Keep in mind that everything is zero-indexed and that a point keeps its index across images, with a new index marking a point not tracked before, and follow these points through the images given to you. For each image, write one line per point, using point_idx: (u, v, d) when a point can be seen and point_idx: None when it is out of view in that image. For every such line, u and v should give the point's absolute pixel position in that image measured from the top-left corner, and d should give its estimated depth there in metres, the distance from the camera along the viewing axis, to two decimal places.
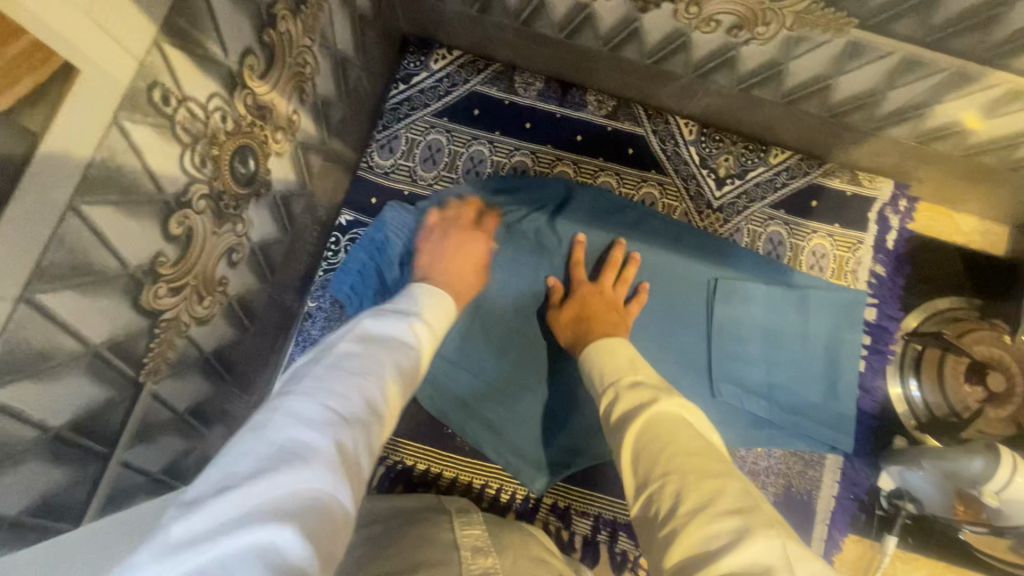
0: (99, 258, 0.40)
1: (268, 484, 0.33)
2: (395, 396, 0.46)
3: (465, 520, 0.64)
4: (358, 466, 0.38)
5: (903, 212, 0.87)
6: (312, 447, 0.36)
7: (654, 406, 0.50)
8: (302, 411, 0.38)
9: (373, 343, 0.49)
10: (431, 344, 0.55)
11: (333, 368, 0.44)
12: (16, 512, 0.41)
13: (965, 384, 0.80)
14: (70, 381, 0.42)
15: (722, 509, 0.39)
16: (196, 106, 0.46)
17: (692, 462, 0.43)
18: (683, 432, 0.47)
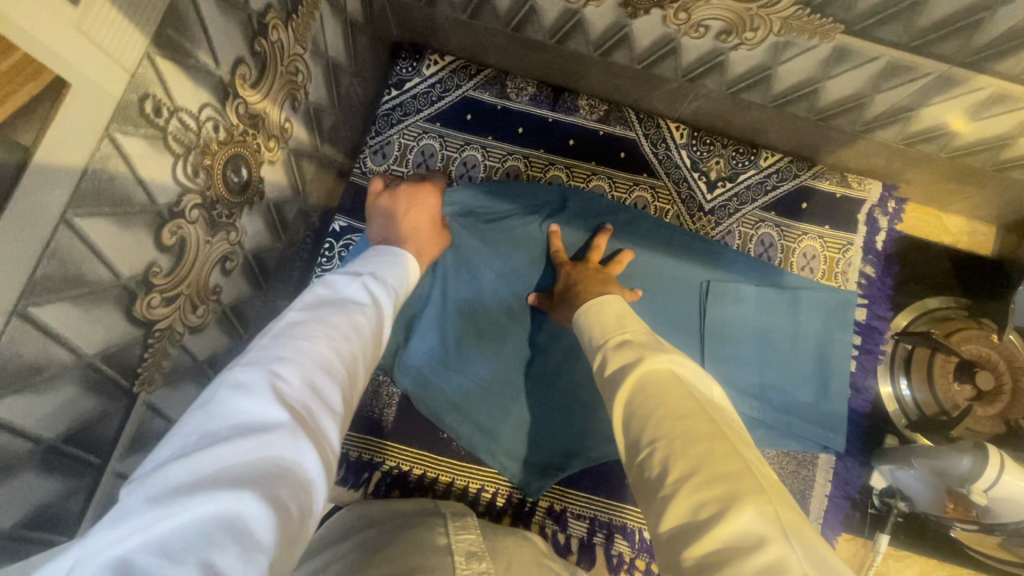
0: (91, 270, 0.40)
1: (220, 455, 0.33)
2: (354, 359, 0.47)
3: (460, 524, 0.64)
4: (318, 426, 0.39)
5: (892, 213, 0.88)
6: (266, 416, 0.36)
7: (642, 364, 0.50)
8: (249, 380, 0.38)
9: (327, 306, 0.49)
10: (388, 303, 0.56)
11: (282, 335, 0.44)
12: (11, 525, 0.41)
13: (954, 383, 0.81)
14: (64, 392, 0.42)
15: (711, 474, 0.40)
16: (188, 116, 0.46)
17: (681, 425, 0.44)
18: (673, 391, 0.47)
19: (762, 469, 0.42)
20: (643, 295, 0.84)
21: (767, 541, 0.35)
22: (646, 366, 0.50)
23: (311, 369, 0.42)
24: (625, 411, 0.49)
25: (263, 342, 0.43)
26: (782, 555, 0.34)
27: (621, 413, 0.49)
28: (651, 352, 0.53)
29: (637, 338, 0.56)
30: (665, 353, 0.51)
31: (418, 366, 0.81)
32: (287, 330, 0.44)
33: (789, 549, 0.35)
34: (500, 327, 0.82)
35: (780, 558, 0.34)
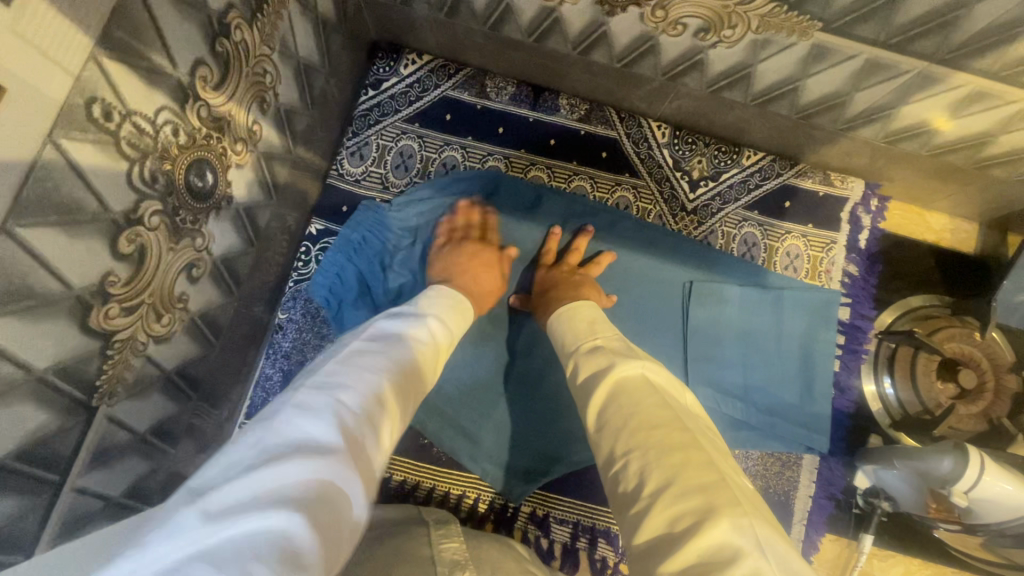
0: (38, 282, 0.39)
1: (276, 473, 0.34)
2: (403, 396, 0.48)
3: (442, 532, 0.62)
4: (366, 460, 0.40)
5: (874, 211, 0.88)
6: (323, 439, 0.37)
7: (615, 371, 0.50)
8: (310, 405, 0.40)
9: (383, 345, 0.51)
10: (437, 347, 0.58)
11: (342, 368, 0.46)
12: None
13: (938, 381, 0.81)
14: (15, 409, 0.40)
15: (686, 485, 0.39)
16: (143, 120, 0.44)
17: (656, 436, 0.43)
18: (647, 400, 0.47)
19: (737, 479, 0.41)
20: (624, 295, 0.84)
21: (743, 554, 0.34)
22: (620, 373, 0.50)
23: (366, 400, 0.43)
24: (599, 420, 0.48)
25: (323, 371, 0.45)
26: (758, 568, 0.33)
27: (596, 422, 0.49)
28: (621, 359, 0.52)
29: (609, 344, 0.56)
30: (639, 358, 0.51)
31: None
32: (344, 363, 0.46)
33: (763, 562, 0.34)
34: (480, 331, 0.81)
35: (754, 570, 0.33)
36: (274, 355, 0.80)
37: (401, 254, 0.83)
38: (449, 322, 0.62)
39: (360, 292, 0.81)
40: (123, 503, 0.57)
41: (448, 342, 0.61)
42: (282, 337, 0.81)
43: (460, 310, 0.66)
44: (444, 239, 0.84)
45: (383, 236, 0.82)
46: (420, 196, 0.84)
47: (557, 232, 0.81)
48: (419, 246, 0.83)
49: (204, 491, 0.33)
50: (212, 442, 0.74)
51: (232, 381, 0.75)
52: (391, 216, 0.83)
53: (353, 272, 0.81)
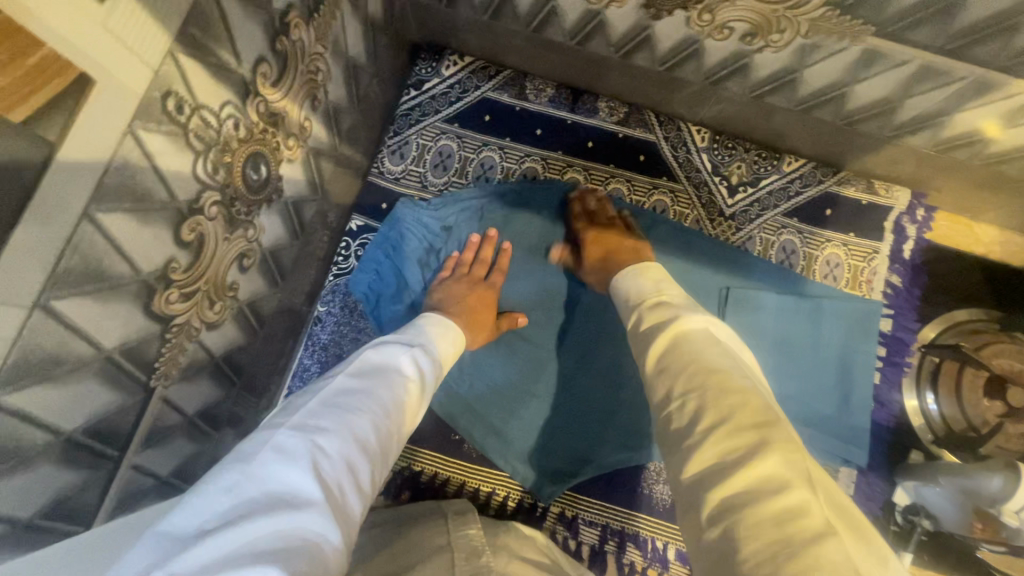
0: (112, 265, 0.41)
1: (253, 528, 0.33)
2: (390, 432, 0.48)
3: (463, 520, 0.63)
4: (346, 505, 0.40)
5: (920, 221, 0.86)
6: (300, 492, 0.37)
7: (678, 321, 0.51)
8: (305, 448, 0.40)
9: (371, 377, 0.50)
10: (429, 374, 0.58)
11: (327, 407, 0.45)
12: (29, 515, 0.41)
13: (984, 399, 0.77)
14: (83, 384, 0.42)
15: (742, 423, 0.40)
16: (209, 113, 0.46)
17: (716, 378, 0.44)
18: (711, 348, 0.48)
19: (791, 425, 0.42)
20: None
21: (792, 484, 0.35)
22: (683, 324, 0.51)
23: (353, 446, 0.43)
24: (661, 361, 0.50)
25: (302, 411, 0.44)
26: (805, 500, 0.35)
27: (656, 364, 0.50)
28: (685, 312, 0.53)
29: (673, 299, 0.57)
30: (701, 315, 0.51)
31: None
32: (339, 399, 0.46)
33: (814, 499, 0.35)
34: (513, 331, 0.82)
35: (804, 502, 0.34)
36: (312, 347, 0.82)
37: (436, 253, 0.84)
38: (441, 349, 0.62)
39: (398, 289, 0.82)
40: (170, 482, 0.59)
41: (438, 372, 0.60)
42: (320, 329, 0.83)
43: (454, 339, 0.66)
44: None
45: (423, 232, 0.84)
46: (460, 193, 0.85)
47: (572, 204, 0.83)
48: (453, 245, 0.84)
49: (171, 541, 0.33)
50: (251, 429, 0.76)
51: (272, 370, 0.77)
52: (425, 214, 0.84)
53: (391, 269, 0.83)
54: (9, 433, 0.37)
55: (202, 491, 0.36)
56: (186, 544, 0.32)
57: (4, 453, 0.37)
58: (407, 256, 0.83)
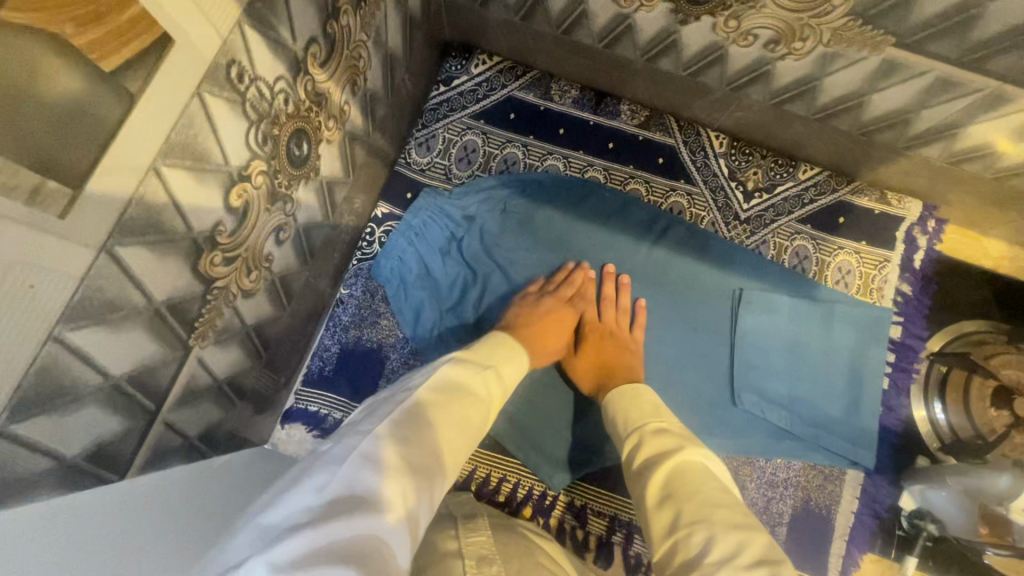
0: (169, 219, 0.43)
1: (334, 526, 0.35)
2: (452, 438, 0.49)
3: (471, 526, 0.61)
4: (417, 516, 0.41)
5: (931, 232, 0.88)
6: (378, 496, 0.39)
7: (681, 453, 0.54)
8: (386, 455, 0.42)
9: (436, 388, 0.52)
10: (498, 394, 0.59)
11: (404, 416, 0.47)
12: (74, 456, 0.43)
13: (991, 409, 0.80)
14: (135, 333, 0.44)
15: (747, 557, 0.42)
16: (264, 85, 0.49)
17: (719, 514, 0.47)
18: (711, 485, 0.50)
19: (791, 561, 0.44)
20: (668, 296, 0.86)
21: None
22: (686, 456, 0.54)
23: (424, 458, 0.44)
24: (663, 489, 0.52)
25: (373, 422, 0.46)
26: None
27: (657, 493, 0.52)
28: (689, 444, 0.56)
29: (671, 426, 0.59)
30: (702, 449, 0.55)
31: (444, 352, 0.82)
32: (418, 411, 0.48)
33: None
34: None
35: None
36: (333, 329, 0.84)
37: (458, 242, 0.86)
38: (511, 368, 0.63)
39: (421, 275, 0.85)
40: (196, 445, 0.61)
41: (507, 390, 0.61)
42: (342, 311, 0.85)
43: (521, 356, 0.67)
44: (497, 234, 0.86)
45: (448, 219, 0.86)
46: (483, 185, 0.88)
47: (623, 280, 0.83)
48: (476, 237, 0.86)
49: (269, 532, 0.35)
50: (270, 404, 0.77)
51: (294, 347, 0.79)
52: (451, 204, 0.86)
53: (415, 254, 0.85)
54: (68, 370, 0.38)
55: (295, 490, 0.39)
56: (279, 536, 0.35)
57: (62, 388, 0.39)
58: (430, 243, 0.85)
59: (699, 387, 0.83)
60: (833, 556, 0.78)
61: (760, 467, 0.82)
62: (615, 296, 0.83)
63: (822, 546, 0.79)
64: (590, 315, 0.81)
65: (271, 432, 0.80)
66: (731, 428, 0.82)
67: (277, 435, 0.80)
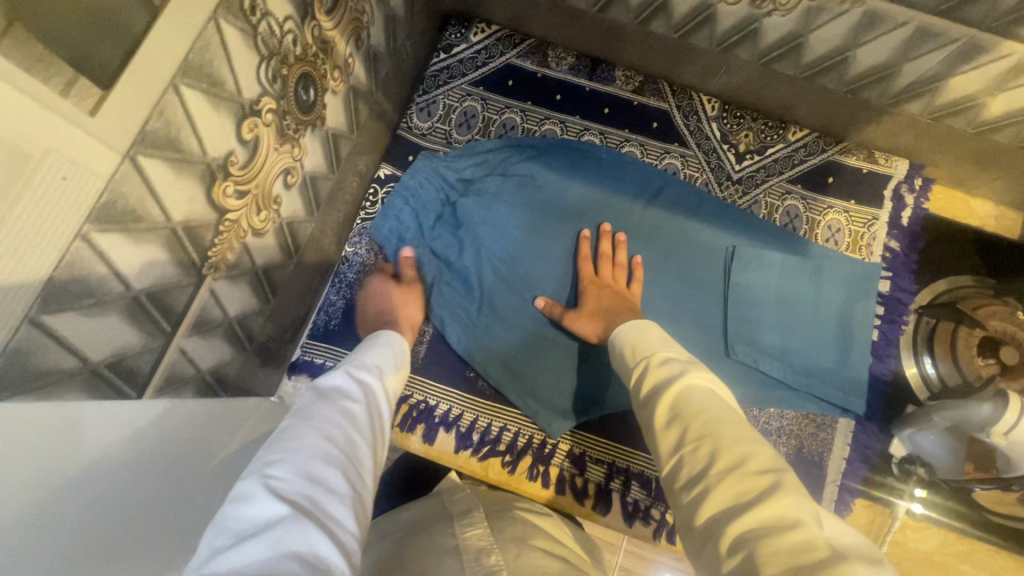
0: (186, 139, 0.46)
1: (233, 559, 0.34)
2: (355, 442, 0.50)
3: (467, 518, 0.61)
4: (329, 512, 0.41)
5: (918, 189, 0.91)
6: (270, 515, 0.38)
7: (688, 375, 0.53)
8: (264, 480, 0.40)
9: (329, 401, 0.53)
10: (374, 389, 0.60)
11: (274, 443, 0.45)
12: (97, 361, 0.45)
13: (978, 357, 0.82)
14: (153, 249, 0.47)
15: (752, 468, 0.42)
16: (274, 22, 0.51)
17: (726, 429, 0.46)
18: (717, 404, 0.49)
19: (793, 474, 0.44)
20: (663, 253, 0.88)
21: (802, 524, 0.38)
22: (691, 381, 0.52)
23: (313, 463, 0.44)
24: (671, 410, 0.50)
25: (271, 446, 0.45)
26: (813, 536, 0.37)
27: (664, 413, 0.51)
28: (692, 368, 0.54)
29: (679, 356, 0.58)
30: (706, 372, 0.53)
31: (447, 308, 0.86)
32: (291, 430, 0.47)
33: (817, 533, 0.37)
34: (528, 276, 0.86)
35: (811, 539, 0.37)
36: (338, 284, 0.85)
37: (455, 202, 0.88)
38: (383, 369, 0.65)
39: (418, 233, 0.87)
40: (208, 381, 0.63)
41: (387, 388, 0.62)
42: (348, 268, 0.86)
43: (393, 347, 0.69)
44: (493, 193, 0.89)
45: (443, 182, 0.88)
46: (479, 147, 0.90)
47: (619, 237, 0.84)
48: (474, 195, 0.88)
49: None
50: (277, 355, 0.80)
51: (301, 301, 0.81)
52: (446, 165, 0.89)
53: (413, 215, 0.87)
54: (92, 270, 0.41)
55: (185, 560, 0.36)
56: None
57: (87, 289, 0.41)
58: (427, 204, 0.88)
59: (694, 340, 0.85)
60: (826, 501, 0.80)
61: (753, 416, 0.84)
62: (612, 253, 0.84)
63: (815, 492, 0.80)
64: (586, 270, 0.82)
65: (278, 385, 0.82)
66: (727, 379, 0.83)
67: (283, 388, 0.82)
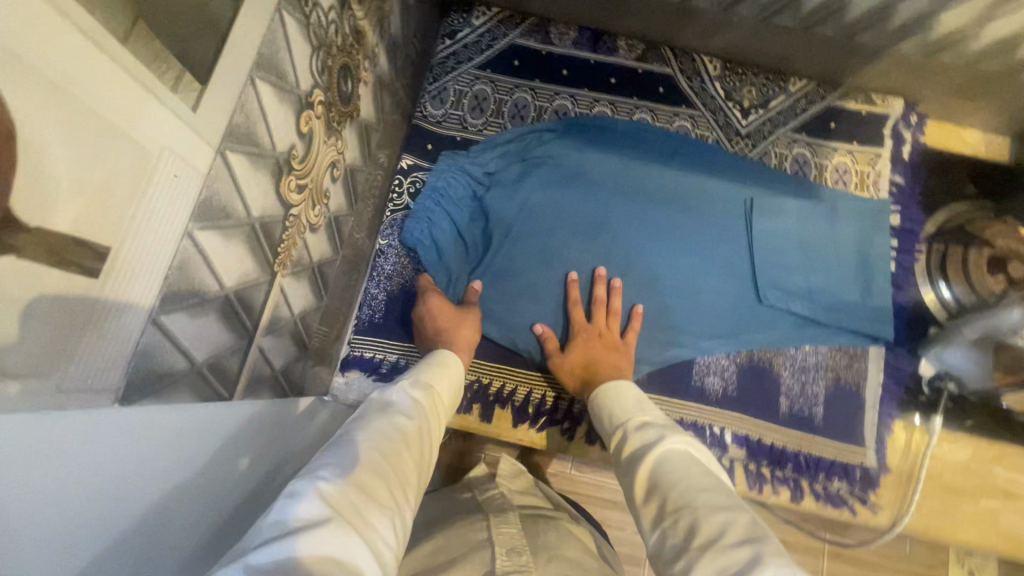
0: (260, 133, 0.46)
1: (273, 554, 0.34)
2: (406, 455, 0.49)
3: (502, 518, 0.63)
4: (368, 526, 0.40)
5: (914, 125, 0.96)
6: (314, 517, 0.38)
7: (664, 443, 0.58)
8: (316, 480, 0.41)
9: (388, 414, 0.53)
10: (431, 406, 0.59)
11: (332, 447, 0.46)
12: (201, 361, 0.46)
13: (989, 275, 0.86)
14: (238, 247, 0.47)
15: (730, 537, 0.45)
16: (321, 13, 0.52)
17: (704, 496, 0.50)
18: (693, 468, 0.54)
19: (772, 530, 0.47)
20: (687, 211, 0.91)
21: None
22: (666, 447, 0.58)
23: (362, 470, 0.44)
24: (649, 479, 0.55)
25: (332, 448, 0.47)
26: None
27: (644, 485, 0.55)
28: (669, 433, 0.61)
29: (657, 420, 0.64)
30: (682, 435, 0.59)
31: (484, 302, 0.87)
32: (349, 437, 0.48)
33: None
34: (561, 248, 0.88)
35: None
36: (377, 277, 0.87)
37: (481, 197, 0.89)
38: (443, 383, 0.64)
39: (453, 233, 0.89)
40: (280, 380, 0.64)
41: (442, 404, 0.62)
42: (384, 261, 0.88)
43: (454, 367, 0.68)
44: (516, 186, 0.90)
45: (467, 177, 0.89)
46: (497, 139, 0.92)
47: (614, 283, 0.85)
48: (498, 188, 0.90)
49: None
50: (328, 353, 0.80)
51: (345, 297, 0.82)
52: (470, 162, 0.90)
53: (443, 215, 0.88)
54: (195, 269, 0.41)
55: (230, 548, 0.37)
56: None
57: (191, 288, 0.42)
58: (455, 204, 0.89)
59: (725, 290, 0.89)
60: (868, 425, 0.85)
61: (791, 356, 0.88)
62: (607, 300, 0.85)
63: (856, 418, 0.85)
64: (579, 318, 0.83)
65: (331, 383, 0.83)
66: (760, 325, 0.88)
67: (335, 384, 0.83)
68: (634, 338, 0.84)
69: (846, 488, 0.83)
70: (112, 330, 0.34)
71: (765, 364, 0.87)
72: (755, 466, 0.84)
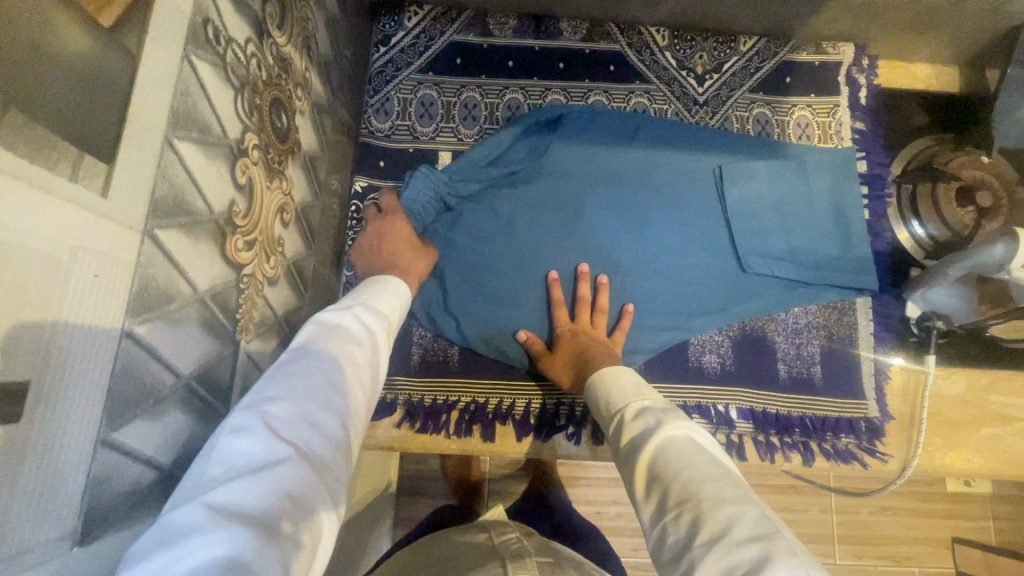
0: (192, 199, 0.41)
1: (228, 493, 0.36)
2: (350, 393, 0.48)
3: (518, 564, 0.59)
4: (320, 459, 0.42)
5: (867, 69, 0.95)
6: (271, 457, 0.39)
7: (666, 428, 0.54)
8: (264, 420, 0.41)
9: (339, 339, 0.52)
10: (382, 330, 0.58)
11: (281, 376, 0.46)
12: (169, 465, 0.41)
13: (959, 208, 0.87)
14: (192, 328, 0.42)
15: (741, 537, 0.43)
16: (238, 48, 0.47)
17: (708, 488, 0.47)
18: (698, 457, 0.50)
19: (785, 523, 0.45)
20: (660, 189, 0.87)
21: None
22: (666, 434, 0.53)
23: (307, 405, 0.44)
24: (650, 470, 0.52)
25: (251, 410, 0.42)
26: None
27: (644, 478, 0.52)
28: (669, 416, 0.56)
29: (656, 403, 0.59)
30: (681, 419, 0.55)
31: (471, 319, 0.83)
32: (303, 365, 0.47)
33: None
34: (535, 250, 0.84)
35: None
36: None
37: (456, 212, 0.86)
38: (395, 305, 0.64)
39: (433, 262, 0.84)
40: None
41: (393, 323, 0.61)
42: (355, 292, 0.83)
43: (400, 293, 0.66)
44: (495, 194, 0.86)
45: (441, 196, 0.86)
46: (469, 151, 0.88)
47: (602, 279, 0.81)
48: (472, 201, 0.86)
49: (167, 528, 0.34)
50: None
51: None
52: (443, 180, 0.85)
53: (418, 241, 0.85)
54: (145, 371, 0.37)
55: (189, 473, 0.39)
56: (176, 516, 0.35)
57: (144, 390, 0.37)
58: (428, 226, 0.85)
59: (708, 266, 0.87)
60: (867, 376, 0.85)
61: (781, 319, 0.87)
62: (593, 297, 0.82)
63: (854, 373, 0.85)
64: (562, 318, 0.79)
65: None
66: (748, 296, 0.86)
67: None
68: (623, 337, 0.81)
69: (855, 442, 0.83)
70: (53, 462, 0.30)
71: (757, 333, 0.87)
72: (764, 436, 0.83)
